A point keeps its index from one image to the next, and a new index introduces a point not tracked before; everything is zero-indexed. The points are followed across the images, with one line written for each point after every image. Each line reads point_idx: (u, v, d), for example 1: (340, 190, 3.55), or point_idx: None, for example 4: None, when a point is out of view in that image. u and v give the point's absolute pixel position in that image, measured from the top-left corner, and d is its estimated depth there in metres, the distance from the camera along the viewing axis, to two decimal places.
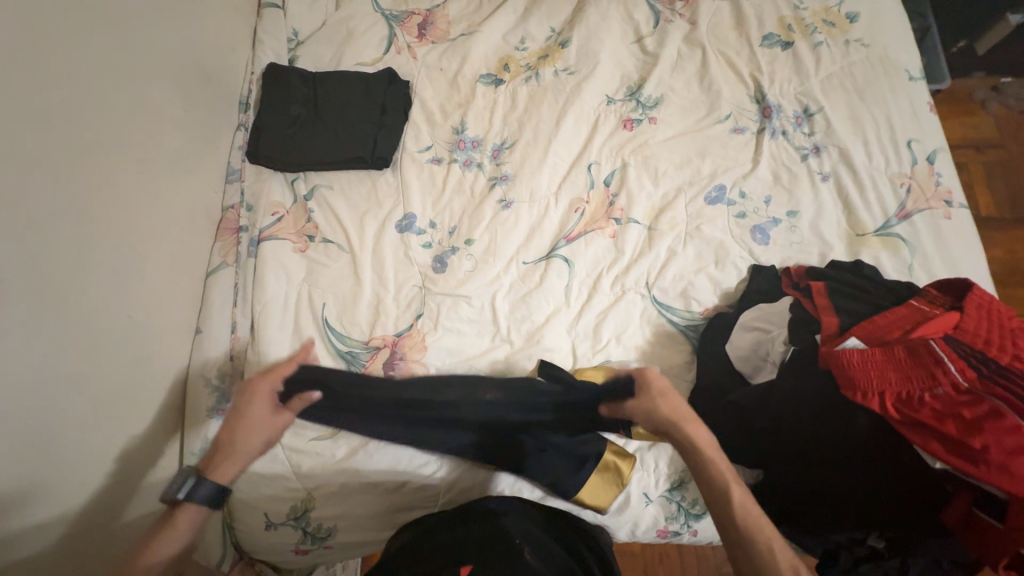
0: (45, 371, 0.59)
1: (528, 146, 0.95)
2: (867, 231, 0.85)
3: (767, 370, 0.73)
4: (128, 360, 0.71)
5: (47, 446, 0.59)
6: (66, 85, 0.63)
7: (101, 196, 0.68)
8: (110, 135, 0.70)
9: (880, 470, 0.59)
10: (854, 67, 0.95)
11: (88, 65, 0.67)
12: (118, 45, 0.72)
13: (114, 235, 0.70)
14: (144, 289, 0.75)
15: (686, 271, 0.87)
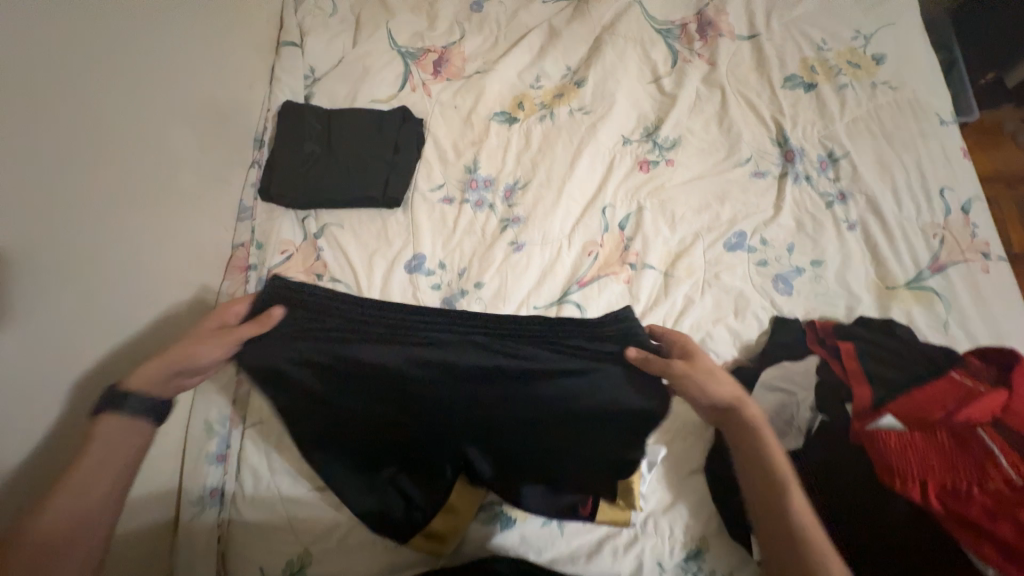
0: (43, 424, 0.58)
1: (541, 187, 0.93)
2: (898, 284, 0.81)
3: (794, 436, 0.66)
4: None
5: None
6: (89, 137, 0.64)
7: (116, 243, 0.68)
8: (127, 183, 0.70)
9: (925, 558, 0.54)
10: (880, 111, 0.91)
11: (110, 115, 0.68)
12: (139, 93, 0.73)
13: (123, 280, 0.70)
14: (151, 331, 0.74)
15: (703, 322, 0.83)
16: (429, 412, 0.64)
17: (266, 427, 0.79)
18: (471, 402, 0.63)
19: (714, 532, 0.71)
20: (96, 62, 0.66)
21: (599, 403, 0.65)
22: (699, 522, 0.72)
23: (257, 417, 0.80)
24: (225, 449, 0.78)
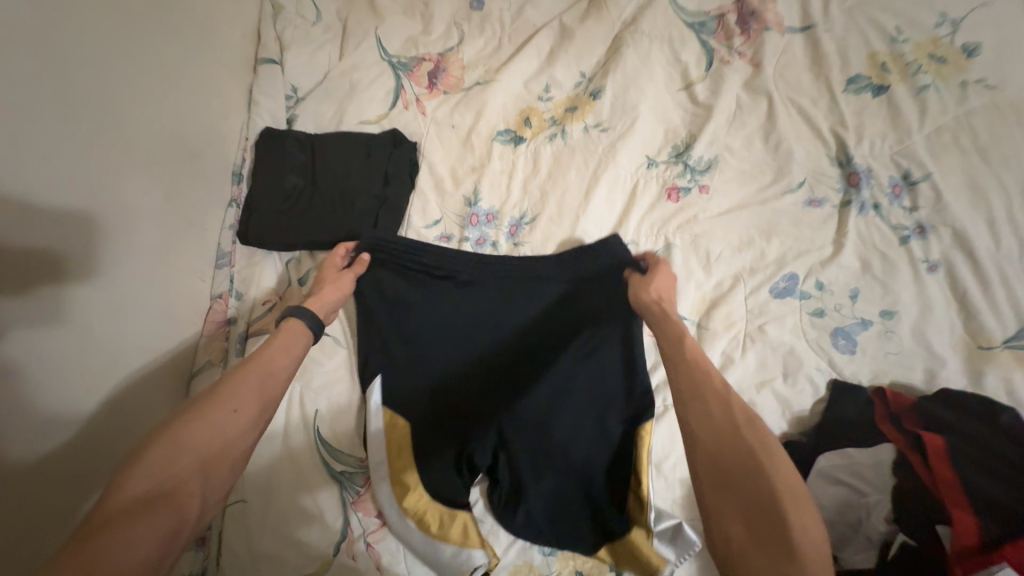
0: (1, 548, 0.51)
1: (552, 222, 0.81)
2: (994, 343, 0.65)
3: (861, 547, 0.56)
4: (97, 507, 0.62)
5: None
6: (29, 209, 0.54)
7: (65, 326, 0.59)
8: (78, 253, 0.61)
9: None
10: (973, 118, 0.74)
11: (54, 176, 0.58)
12: (90, 144, 0.62)
13: (74, 366, 0.61)
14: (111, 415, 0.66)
15: (745, 386, 0.70)
16: (461, 343, 0.77)
17: (247, 507, 0.71)
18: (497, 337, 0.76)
19: None
20: (36, 117, 0.55)
21: (600, 335, 0.74)
22: None
23: (238, 494, 0.72)
24: (204, 531, 0.72)
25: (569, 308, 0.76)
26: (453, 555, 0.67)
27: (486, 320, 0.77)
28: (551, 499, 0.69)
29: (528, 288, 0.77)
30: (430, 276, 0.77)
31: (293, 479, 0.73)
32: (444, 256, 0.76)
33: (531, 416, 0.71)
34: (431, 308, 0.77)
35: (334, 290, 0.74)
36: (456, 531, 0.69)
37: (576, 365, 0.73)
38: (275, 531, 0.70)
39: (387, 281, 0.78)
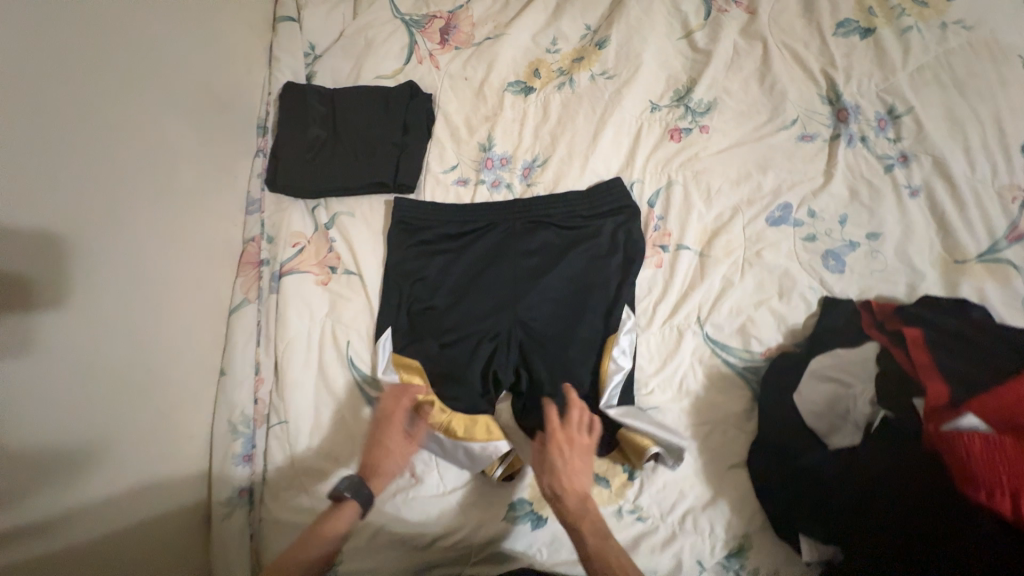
0: (91, 445, 0.60)
1: (563, 163, 0.86)
2: (969, 257, 0.72)
3: (849, 432, 0.62)
4: (145, 434, 0.67)
5: (113, 506, 0.62)
6: (79, 140, 0.61)
7: (98, 257, 0.62)
8: (111, 182, 0.65)
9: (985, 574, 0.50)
10: (951, 56, 0.79)
11: (83, 108, 0.62)
12: (117, 84, 0.67)
13: (111, 295, 0.64)
14: (142, 359, 0.68)
15: (744, 305, 0.77)
16: (481, 275, 0.83)
17: (291, 425, 0.78)
18: (517, 271, 0.82)
19: (758, 529, 0.68)
20: (74, 58, 0.61)
21: (613, 262, 0.80)
22: (741, 520, 0.68)
23: (281, 416, 0.79)
24: (250, 449, 0.77)
25: (583, 242, 0.82)
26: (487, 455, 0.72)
27: (505, 256, 0.83)
28: (569, 407, 0.75)
29: (547, 225, 0.84)
30: (455, 216, 0.85)
31: (330, 401, 0.80)
32: (469, 206, 0.86)
33: (548, 339, 0.78)
34: (457, 246, 0.85)
35: (396, 455, 0.73)
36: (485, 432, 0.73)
37: (590, 288, 0.80)
38: (318, 446, 0.77)
39: (416, 224, 0.86)
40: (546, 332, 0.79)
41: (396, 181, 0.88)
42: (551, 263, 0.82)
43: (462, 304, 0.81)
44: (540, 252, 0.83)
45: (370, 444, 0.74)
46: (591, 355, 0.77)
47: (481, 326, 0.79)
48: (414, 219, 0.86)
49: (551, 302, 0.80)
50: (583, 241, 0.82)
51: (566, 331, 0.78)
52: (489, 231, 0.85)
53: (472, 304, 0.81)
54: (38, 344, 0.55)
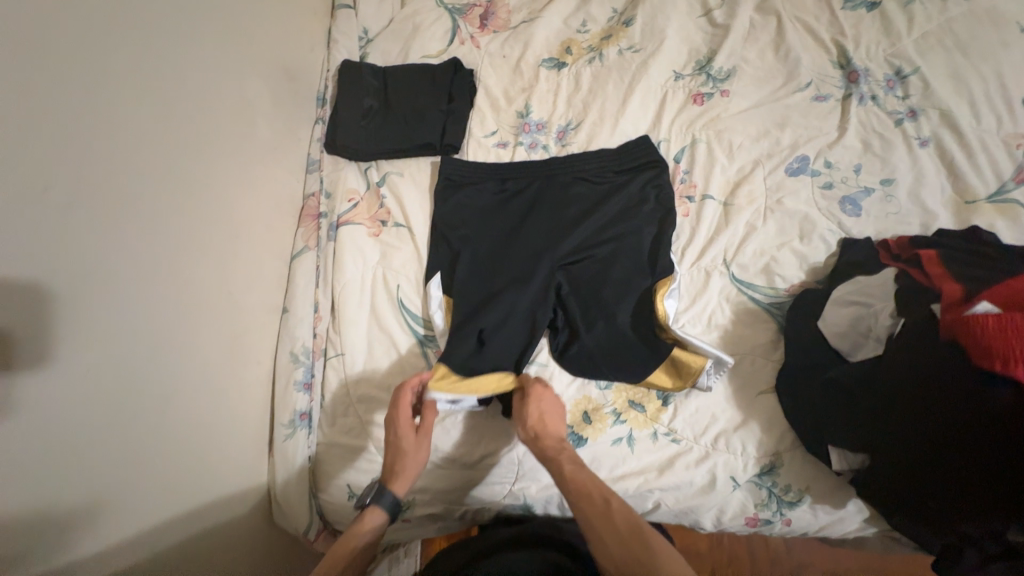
0: (180, 350, 0.69)
1: (594, 125, 0.95)
2: (979, 198, 0.78)
3: (871, 347, 0.67)
4: (219, 354, 0.76)
5: (193, 407, 0.70)
6: (179, 91, 0.72)
7: (186, 195, 0.72)
8: (201, 129, 0.76)
9: (999, 461, 0.51)
10: (953, 24, 0.87)
11: (182, 67, 0.73)
12: (206, 49, 0.79)
13: (194, 227, 0.73)
14: (218, 284, 0.77)
15: (767, 246, 0.83)
16: (521, 224, 0.89)
17: (346, 357, 0.85)
18: (554, 220, 0.88)
19: (788, 447, 0.72)
20: (175, 24, 0.73)
21: (643, 210, 0.87)
22: (773, 439, 0.73)
23: (338, 349, 0.86)
24: (309, 378, 0.84)
25: (617, 192, 0.88)
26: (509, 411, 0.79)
27: (543, 206, 0.90)
28: (605, 340, 0.80)
29: (580, 179, 0.91)
30: (496, 174, 0.93)
31: (381, 337, 0.86)
32: (509, 165, 0.93)
33: (585, 279, 0.84)
34: (497, 200, 0.92)
35: (413, 455, 0.69)
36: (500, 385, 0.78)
37: (622, 233, 0.85)
38: (371, 376, 0.84)
39: (461, 181, 0.93)
40: (583, 273, 0.85)
41: (442, 145, 0.97)
42: (587, 212, 0.88)
43: (504, 249, 0.88)
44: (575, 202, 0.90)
45: (387, 449, 0.70)
46: (626, 293, 0.82)
47: (520, 275, 0.84)
48: (457, 175, 0.94)
49: (586, 245, 0.86)
50: (616, 192, 0.88)
51: (602, 273, 0.84)
52: (528, 186, 0.92)
53: (513, 249, 0.87)
54: (147, 254, 0.64)
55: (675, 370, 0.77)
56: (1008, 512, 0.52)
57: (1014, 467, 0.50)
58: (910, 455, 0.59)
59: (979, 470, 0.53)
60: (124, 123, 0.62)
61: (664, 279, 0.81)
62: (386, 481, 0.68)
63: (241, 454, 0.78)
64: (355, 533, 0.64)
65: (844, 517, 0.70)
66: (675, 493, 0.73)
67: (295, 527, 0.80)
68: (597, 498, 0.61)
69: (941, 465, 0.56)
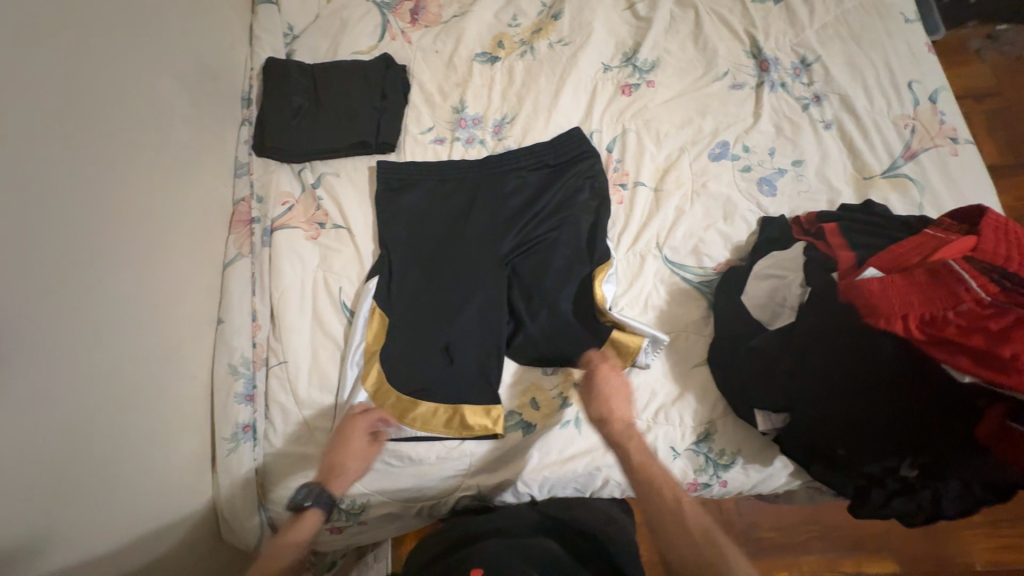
0: (103, 370, 0.65)
1: (528, 118, 0.96)
2: (875, 174, 0.86)
3: (786, 315, 0.72)
4: (151, 370, 0.72)
5: (124, 428, 0.66)
6: (82, 93, 0.67)
7: (98, 205, 0.67)
8: (111, 134, 0.71)
9: (895, 406, 0.58)
10: (848, 15, 0.95)
11: (85, 65, 0.68)
12: (114, 49, 0.74)
13: (112, 238, 0.69)
14: (143, 298, 0.72)
15: (695, 229, 0.88)
16: (462, 220, 0.89)
17: (289, 365, 0.83)
18: (496, 213, 0.89)
19: (720, 415, 0.77)
20: (74, 20, 0.68)
21: (580, 199, 0.89)
22: (706, 408, 0.78)
23: (279, 357, 0.83)
24: (251, 390, 0.82)
25: (555, 182, 0.90)
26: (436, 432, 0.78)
27: (483, 201, 0.90)
28: (550, 328, 0.83)
29: (518, 172, 0.92)
30: (435, 170, 0.93)
31: (326, 341, 0.85)
32: (447, 162, 0.93)
33: (528, 271, 0.86)
34: (435, 197, 0.91)
35: (357, 463, 0.74)
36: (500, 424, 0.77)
37: (561, 224, 0.88)
38: (316, 382, 0.82)
39: (400, 180, 0.92)
40: (526, 265, 0.86)
41: (378, 144, 0.96)
42: (527, 204, 0.89)
43: (449, 246, 0.87)
44: (516, 193, 0.91)
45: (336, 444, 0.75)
46: (568, 281, 0.84)
47: (471, 282, 0.85)
48: (395, 178, 0.92)
49: (529, 237, 0.88)
50: (554, 182, 0.90)
51: (544, 263, 0.86)
52: (467, 181, 0.92)
53: (457, 246, 0.87)
54: (54, 269, 0.60)
55: (615, 352, 0.80)
56: (903, 449, 0.59)
57: (905, 412, 0.57)
58: (821, 414, 0.63)
59: (880, 418, 0.59)
60: (21, 126, 0.58)
61: (603, 265, 0.84)
62: (327, 479, 0.72)
63: (181, 474, 0.75)
64: (302, 525, 0.68)
65: (771, 475, 0.76)
66: (621, 469, 0.77)
67: (246, 544, 0.77)
68: (669, 496, 0.66)
69: (848, 418, 0.62)
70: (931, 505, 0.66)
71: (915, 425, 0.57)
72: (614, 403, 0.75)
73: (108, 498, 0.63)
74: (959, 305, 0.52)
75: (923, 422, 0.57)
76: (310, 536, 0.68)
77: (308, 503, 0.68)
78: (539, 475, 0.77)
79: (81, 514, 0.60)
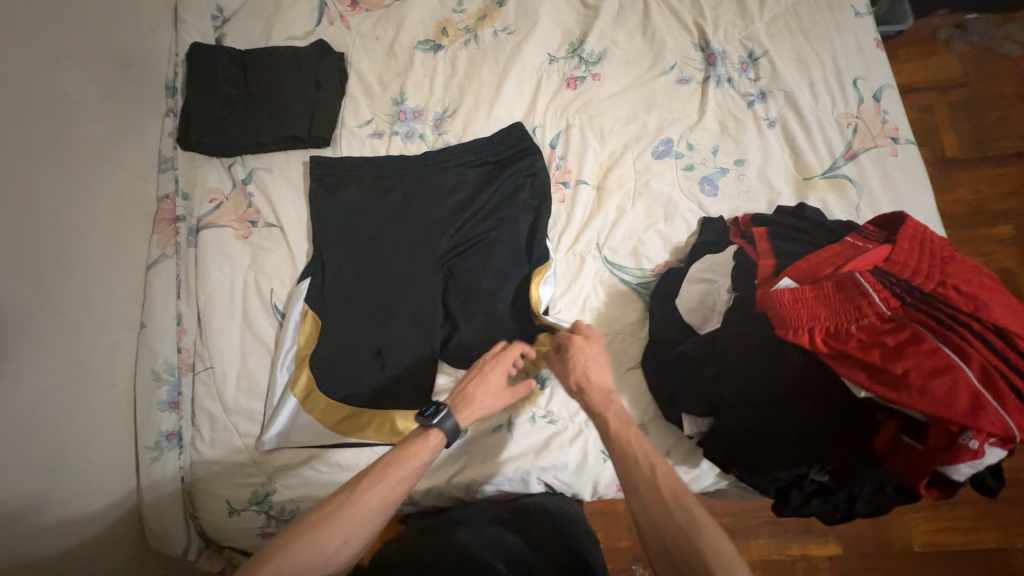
0: (9, 381, 0.61)
1: (470, 112, 0.93)
2: (814, 174, 0.85)
3: (715, 320, 0.71)
4: (67, 375, 0.69)
5: (36, 441, 0.64)
6: None
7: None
8: (7, 127, 0.66)
9: (805, 415, 0.58)
10: (798, 7, 0.92)
11: None
12: (11, 33, 0.68)
13: (16, 242, 0.65)
14: (54, 304, 0.68)
15: (635, 229, 0.86)
16: (399, 218, 0.86)
17: (217, 370, 0.81)
18: (433, 212, 0.86)
19: (651, 418, 0.78)
20: None
21: (520, 198, 0.87)
22: (638, 411, 0.78)
23: (206, 363, 0.81)
24: (176, 397, 0.80)
25: (496, 179, 0.87)
26: (367, 438, 0.77)
27: (420, 198, 0.87)
28: (485, 331, 0.81)
29: (455, 167, 0.89)
30: (373, 165, 0.89)
31: (256, 345, 0.82)
32: (385, 158, 0.89)
33: (463, 272, 0.84)
34: (370, 194, 0.87)
35: (488, 398, 0.68)
36: None
37: (499, 223, 0.86)
38: (245, 387, 0.80)
39: (337, 175, 0.89)
40: (462, 266, 0.84)
41: (313, 137, 0.91)
42: (466, 202, 0.87)
43: (384, 246, 0.84)
44: (456, 190, 0.88)
45: (474, 373, 0.69)
46: (505, 283, 0.83)
47: (405, 284, 0.82)
48: (329, 174, 0.89)
49: (467, 237, 0.85)
50: (494, 180, 0.87)
51: (481, 263, 0.84)
52: (405, 177, 0.88)
53: (392, 245, 0.84)
54: None
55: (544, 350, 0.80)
56: (810, 459, 0.60)
57: (811, 421, 0.58)
58: (737, 423, 0.63)
59: (792, 428, 0.59)
60: None
61: (540, 267, 0.82)
62: (455, 404, 0.66)
63: (103, 485, 0.72)
64: (416, 447, 0.61)
65: (700, 476, 0.77)
66: (553, 474, 0.77)
67: (172, 552, 0.76)
68: (643, 466, 0.56)
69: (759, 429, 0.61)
70: (846, 505, 0.68)
71: (821, 433, 0.58)
72: (595, 372, 0.67)
73: (19, 510, 0.60)
74: (862, 318, 0.53)
75: (828, 432, 0.58)
76: (428, 458, 0.62)
77: (435, 422, 0.63)
78: (465, 479, 0.76)
79: None
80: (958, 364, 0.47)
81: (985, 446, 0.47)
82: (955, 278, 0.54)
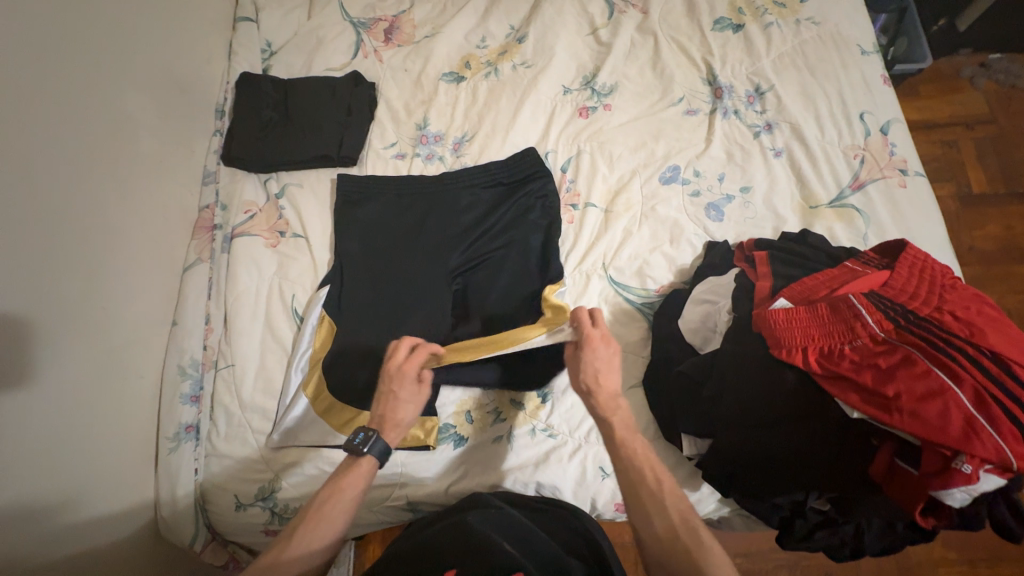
0: (59, 366, 0.67)
1: (486, 137, 0.99)
2: (821, 203, 0.86)
3: (716, 341, 0.73)
4: (104, 363, 0.75)
5: (73, 424, 0.69)
6: (56, 104, 0.71)
7: (65, 208, 0.71)
8: (82, 142, 0.75)
9: (801, 437, 0.58)
10: (805, 45, 0.96)
11: (63, 79, 0.73)
12: (93, 64, 0.79)
13: (77, 241, 0.72)
14: (101, 299, 0.76)
15: (641, 250, 0.89)
16: (415, 232, 0.91)
17: (237, 368, 0.86)
18: (448, 228, 0.91)
19: (651, 437, 0.77)
20: (54, 37, 0.72)
21: (529, 218, 0.91)
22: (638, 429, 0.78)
23: (228, 360, 0.87)
24: (197, 391, 0.85)
25: (508, 199, 0.92)
26: None
27: (436, 214, 0.92)
28: None
29: (470, 187, 0.94)
30: (395, 183, 0.95)
31: (274, 346, 0.87)
32: (406, 178, 0.96)
33: (472, 286, 0.88)
34: (391, 209, 0.94)
35: (408, 405, 0.68)
36: (433, 437, 0.77)
37: (509, 241, 0.90)
38: (261, 386, 0.85)
39: (362, 192, 0.95)
40: (471, 280, 0.88)
41: (343, 157, 0.99)
42: (478, 220, 0.92)
43: (399, 258, 0.89)
44: (470, 209, 0.93)
45: (380, 397, 0.69)
46: (511, 298, 0.86)
47: (417, 294, 0.87)
48: (355, 190, 0.95)
49: (477, 253, 0.89)
50: (506, 200, 0.92)
51: (489, 278, 0.88)
52: (423, 196, 0.94)
53: (408, 257, 0.89)
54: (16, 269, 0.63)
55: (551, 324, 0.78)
56: (807, 483, 0.59)
57: (807, 443, 0.57)
58: (731, 445, 0.63)
59: (788, 450, 0.58)
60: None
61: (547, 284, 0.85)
62: (380, 427, 0.67)
63: (125, 470, 0.77)
64: (346, 479, 0.64)
65: (701, 499, 0.75)
66: (551, 487, 0.77)
67: (180, 542, 0.79)
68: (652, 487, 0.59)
69: (755, 451, 0.60)
70: (851, 539, 0.64)
71: (817, 458, 0.57)
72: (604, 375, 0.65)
73: (49, 486, 0.65)
74: (855, 339, 0.55)
75: (824, 455, 0.57)
76: (366, 483, 0.65)
77: (364, 450, 0.64)
78: (468, 487, 0.78)
79: (25, 504, 0.61)
80: (950, 387, 0.48)
81: (979, 471, 0.46)
82: (952, 304, 0.55)
